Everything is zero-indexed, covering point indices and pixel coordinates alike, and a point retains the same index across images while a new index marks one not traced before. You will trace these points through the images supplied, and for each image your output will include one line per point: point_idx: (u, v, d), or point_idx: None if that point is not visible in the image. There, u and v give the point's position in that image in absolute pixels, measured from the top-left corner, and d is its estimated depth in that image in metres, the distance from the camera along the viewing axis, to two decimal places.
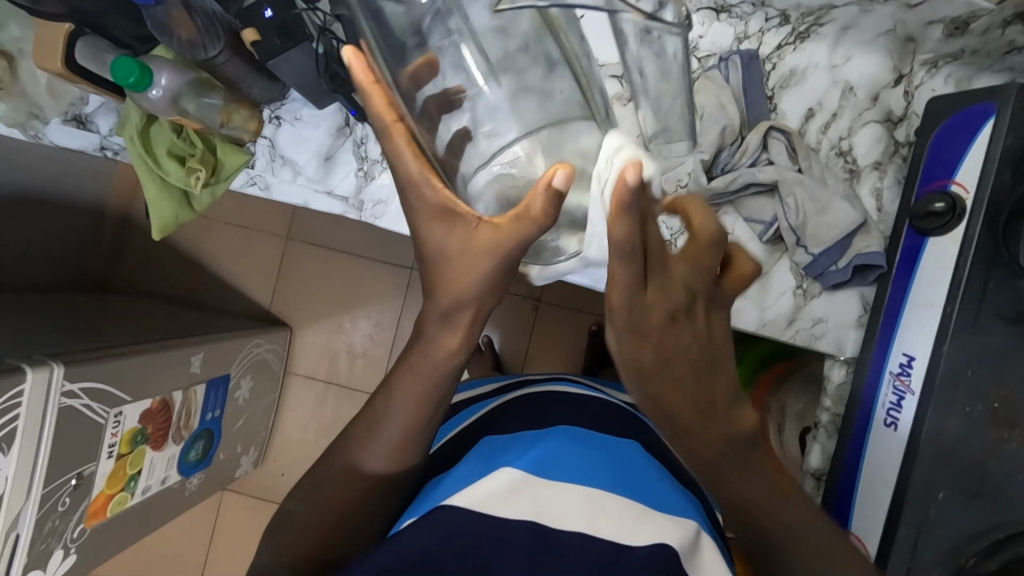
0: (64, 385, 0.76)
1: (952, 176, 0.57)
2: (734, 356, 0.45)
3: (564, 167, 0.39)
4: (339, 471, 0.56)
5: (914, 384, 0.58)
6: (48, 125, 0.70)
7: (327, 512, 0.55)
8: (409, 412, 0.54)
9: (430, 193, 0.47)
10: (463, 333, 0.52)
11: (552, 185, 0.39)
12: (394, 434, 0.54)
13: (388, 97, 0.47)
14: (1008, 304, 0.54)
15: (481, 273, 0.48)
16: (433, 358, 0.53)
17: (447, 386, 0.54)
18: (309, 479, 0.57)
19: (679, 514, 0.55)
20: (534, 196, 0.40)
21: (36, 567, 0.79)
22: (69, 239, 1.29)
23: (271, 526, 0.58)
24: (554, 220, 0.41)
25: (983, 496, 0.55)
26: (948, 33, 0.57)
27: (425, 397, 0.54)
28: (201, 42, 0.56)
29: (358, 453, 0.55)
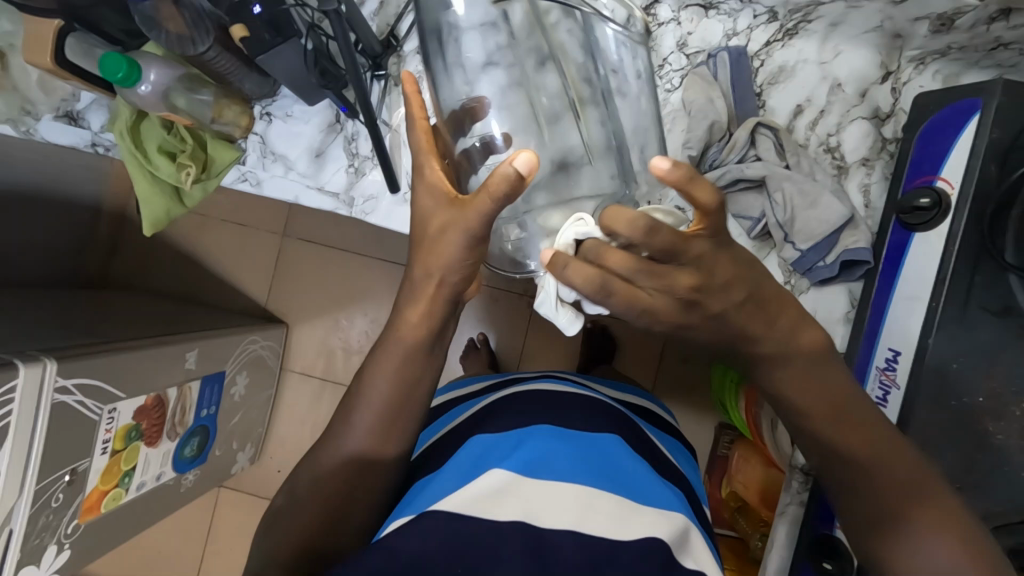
0: (57, 380, 0.76)
1: (939, 172, 0.57)
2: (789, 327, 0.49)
3: (528, 151, 0.39)
4: (325, 463, 0.55)
5: (898, 379, 0.58)
6: (40, 121, 0.71)
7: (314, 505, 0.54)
8: (384, 392, 0.54)
9: (428, 172, 0.48)
10: (424, 307, 0.53)
11: (513, 165, 0.39)
12: (371, 414, 0.54)
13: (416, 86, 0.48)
14: (995, 297, 0.55)
15: (455, 249, 0.47)
16: (403, 338, 0.54)
17: (417, 365, 0.54)
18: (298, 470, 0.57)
19: (669, 511, 0.56)
20: (492, 174, 0.40)
21: (30, 562, 0.80)
22: (65, 237, 1.29)
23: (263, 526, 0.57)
24: (511, 198, 0.41)
25: (969, 489, 0.56)
26: (935, 29, 0.57)
27: (399, 379, 0.54)
28: (190, 36, 0.57)
29: (339, 440, 0.55)
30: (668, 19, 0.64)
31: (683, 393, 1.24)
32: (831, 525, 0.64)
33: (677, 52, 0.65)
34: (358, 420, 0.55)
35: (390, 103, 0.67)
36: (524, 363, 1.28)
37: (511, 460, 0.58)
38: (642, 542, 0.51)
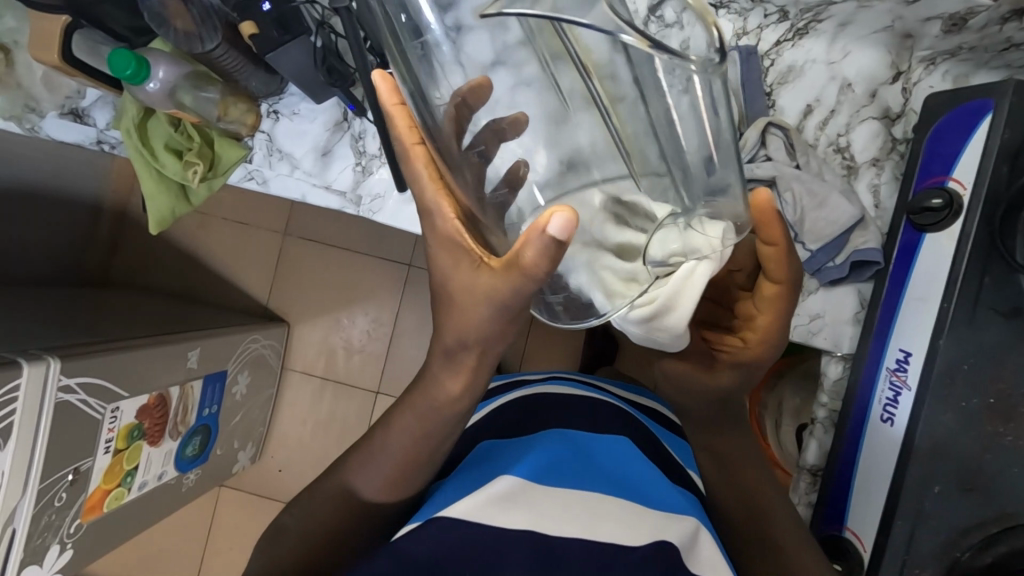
0: (61, 379, 0.76)
1: (949, 172, 0.57)
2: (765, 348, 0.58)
3: (562, 212, 0.38)
4: (331, 493, 0.57)
5: (909, 380, 0.58)
6: (45, 118, 0.69)
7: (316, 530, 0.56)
8: (405, 445, 0.55)
9: (440, 223, 0.48)
10: (459, 377, 0.53)
11: (549, 230, 0.38)
12: (389, 463, 0.55)
13: (409, 117, 0.48)
14: (1005, 299, 0.54)
15: (484, 318, 0.47)
16: (432, 396, 0.54)
17: (443, 426, 0.55)
18: (304, 497, 0.59)
19: (681, 513, 0.56)
20: (530, 237, 0.40)
21: (33, 562, 0.79)
22: (65, 235, 1.28)
23: (264, 538, 0.59)
24: (548, 269, 0.41)
25: (978, 490, 0.55)
26: (946, 29, 0.57)
27: (423, 435, 0.55)
28: (198, 34, 0.56)
29: (350, 478, 0.57)
30: None
31: None
32: (839, 526, 0.64)
33: None
34: (375, 468, 0.55)
35: None
36: (525, 362, 1.28)
37: (521, 466, 0.56)
38: (650, 546, 0.51)
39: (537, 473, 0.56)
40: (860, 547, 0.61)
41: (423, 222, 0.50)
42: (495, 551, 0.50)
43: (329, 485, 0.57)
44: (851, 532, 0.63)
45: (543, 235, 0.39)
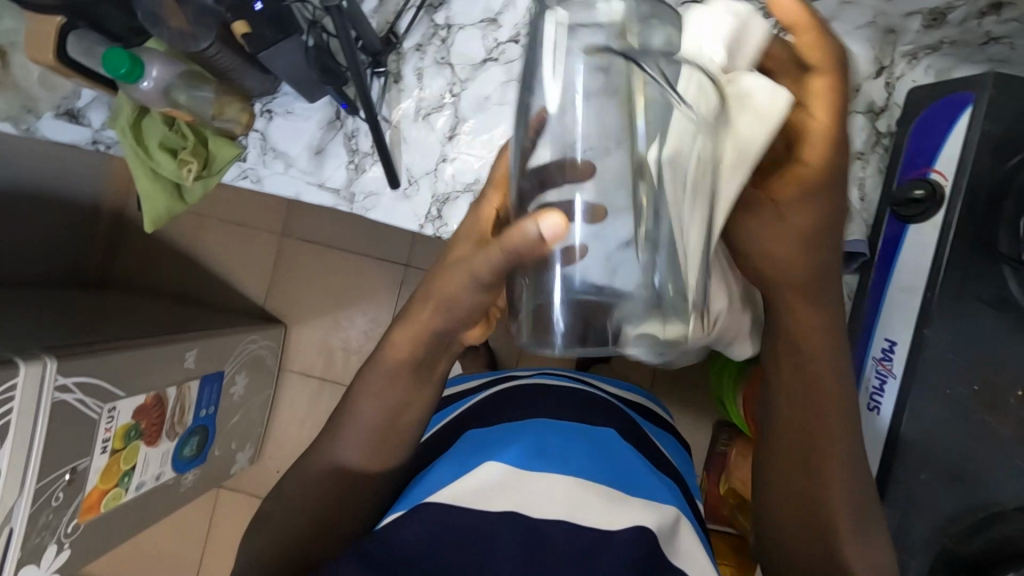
0: (57, 378, 0.77)
1: (931, 164, 0.58)
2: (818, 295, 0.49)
3: (557, 216, 0.36)
4: (316, 472, 0.57)
5: (895, 368, 0.59)
6: (41, 118, 0.71)
7: (302, 512, 0.58)
8: (369, 421, 0.55)
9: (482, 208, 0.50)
10: (417, 338, 0.52)
11: (538, 225, 0.36)
12: (361, 435, 0.56)
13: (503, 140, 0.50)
14: (988, 287, 0.55)
15: (455, 305, 0.48)
16: (392, 365, 0.54)
17: (396, 396, 0.55)
18: (285, 478, 0.60)
19: (661, 502, 0.56)
20: (512, 227, 0.38)
21: (30, 561, 0.80)
22: (63, 237, 1.29)
23: (249, 527, 0.61)
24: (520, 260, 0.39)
25: (965, 477, 0.56)
26: (927, 24, 0.59)
27: (386, 406, 0.55)
28: (193, 34, 0.57)
29: (328, 448, 0.57)
30: None
31: (681, 390, 1.24)
32: None
33: None
34: (348, 444, 0.56)
35: (391, 99, 0.68)
36: (522, 361, 1.28)
37: (506, 453, 0.57)
38: (630, 532, 0.52)
39: (525, 460, 0.57)
40: None
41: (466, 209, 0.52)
42: (486, 536, 0.52)
43: (311, 463, 0.58)
44: None
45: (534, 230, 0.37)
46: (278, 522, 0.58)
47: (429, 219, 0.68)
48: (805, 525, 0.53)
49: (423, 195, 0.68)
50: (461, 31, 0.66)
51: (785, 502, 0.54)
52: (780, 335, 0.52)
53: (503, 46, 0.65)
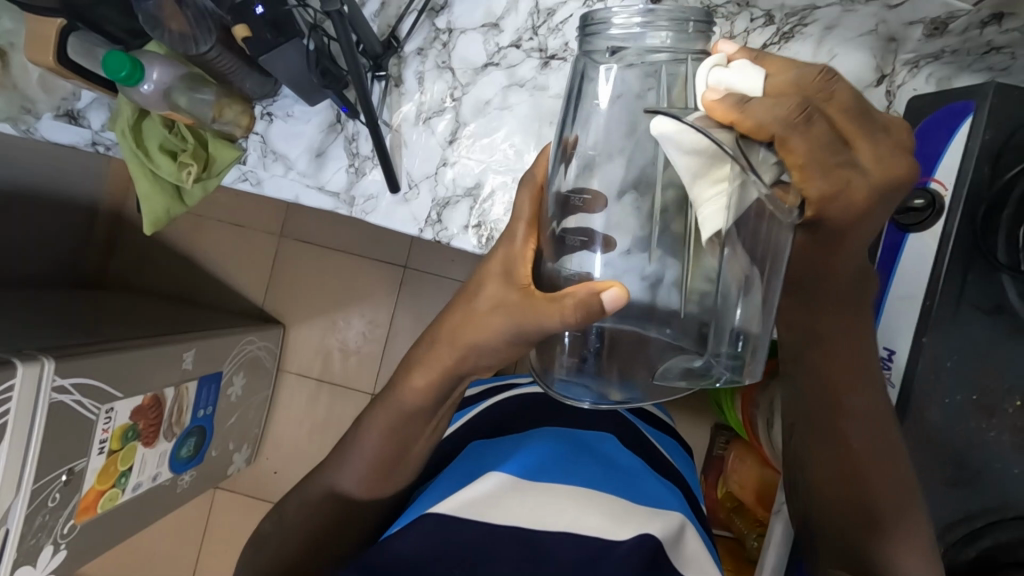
0: (56, 379, 0.76)
1: (932, 173, 0.57)
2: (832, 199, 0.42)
3: (616, 289, 0.38)
4: (319, 495, 0.61)
5: (893, 378, 0.58)
6: (39, 119, 0.70)
7: (302, 530, 0.61)
8: (371, 454, 0.59)
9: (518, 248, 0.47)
10: (432, 378, 0.56)
11: (602, 294, 0.39)
12: (360, 464, 0.59)
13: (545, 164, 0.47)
14: (986, 296, 0.55)
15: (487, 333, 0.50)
16: (404, 404, 0.57)
17: (401, 427, 0.58)
18: (295, 493, 0.64)
19: (664, 509, 0.56)
20: (574, 292, 0.40)
21: (26, 562, 0.79)
22: (60, 235, 1.28)
23: (258, 536, 0.64)
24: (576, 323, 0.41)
25: (962, 484, 0.56)
26: (928, 33, 0.58)
27: (392, 435, 0.58)
28: (193, 35, 0.57)
29: (334, 478, 0.61)
30: None
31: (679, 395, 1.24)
32: None
33: None
34: (350, 469, 0.60)
35: (391, 103, 0.68)
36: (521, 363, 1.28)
37: (510, 464, 0.58)
38: (632, 541, 0.51)
39: (527, 471, 0.57)
40: None
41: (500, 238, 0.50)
42: (489, 546, 0.51)
43: (311, 487, 0.62)
44: None
45: (591, 297, 0.39)
46: (279, 537, 0.62)
47: (429, 223, 0.68)
48: (851, 496, 0.56)
49: (423, 199, 0.68)
50: (462, 35, 0.66)
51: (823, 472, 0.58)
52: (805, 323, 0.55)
53: (504, 51, 0.65)
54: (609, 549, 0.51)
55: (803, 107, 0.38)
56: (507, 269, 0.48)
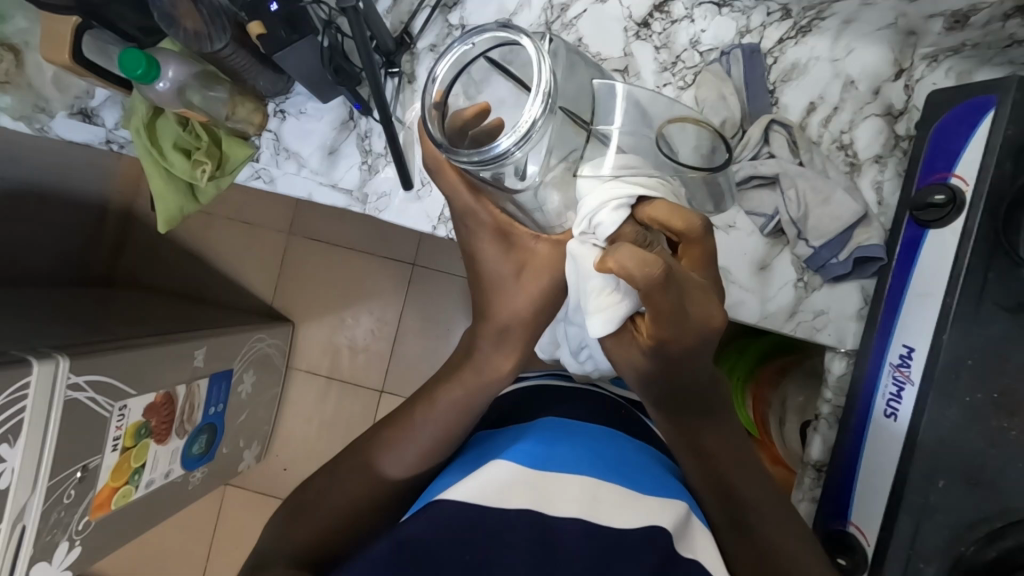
0: (69, 377, 0.76)
1: (953, 168, 0.57)
2: (695, 314, 0.43)
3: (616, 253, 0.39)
4: (362, 468, 0.61)
5: (913, 374, 0.59)
6: (54, 118, 0.70)
7: (342, 502, 0.60)
8: (432, 436, 0.61)
9: (486, 218, 0.52)
10: (515, 353, 0.59)
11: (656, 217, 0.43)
12: (421, 438, 0.61)
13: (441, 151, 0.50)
14: (1009, 294, 0.54)
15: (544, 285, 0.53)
16: (483, 380, 0.60)
17: (465, 404, 0.61)
18: (328, 474, 0.62)
19: (670, 498, 0.56)
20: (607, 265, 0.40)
21: (42, 559, 0.80)
22: (71, 234, 1.29)
23: (282, 516, 0.62)
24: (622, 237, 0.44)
25: (984, 483, 0.56)
26: (948, 27, 0.57)
27: (461, 412, 0.61)
28: (208, 33, 0.57)
29: (381, 453, 0.61)
30: (682, 16, 0.64)
31: None
32: (843, 521, 0.65)
33: (690, 49, 0.64)
34: (406, 450, 0.61)
35: (404, 100, 0.67)
36: None
37: (515, 452, 0.58)
38: (642, 533, 0.51)
39: (531, 460, 0.57)
40: (865, 543, 0.62)
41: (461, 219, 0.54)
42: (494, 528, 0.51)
43: (353, 461, 0.62)
44: (855, 527, 0.63)
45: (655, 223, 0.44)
46: (315, 504, 0.60)
47: (442, 221, 0.68)
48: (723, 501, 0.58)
49: (436, 196, 0.67)
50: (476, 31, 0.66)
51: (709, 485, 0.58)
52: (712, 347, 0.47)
53: None
54: (617, 539, 0.51)
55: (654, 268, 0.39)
56: (510, 237, 0.53)
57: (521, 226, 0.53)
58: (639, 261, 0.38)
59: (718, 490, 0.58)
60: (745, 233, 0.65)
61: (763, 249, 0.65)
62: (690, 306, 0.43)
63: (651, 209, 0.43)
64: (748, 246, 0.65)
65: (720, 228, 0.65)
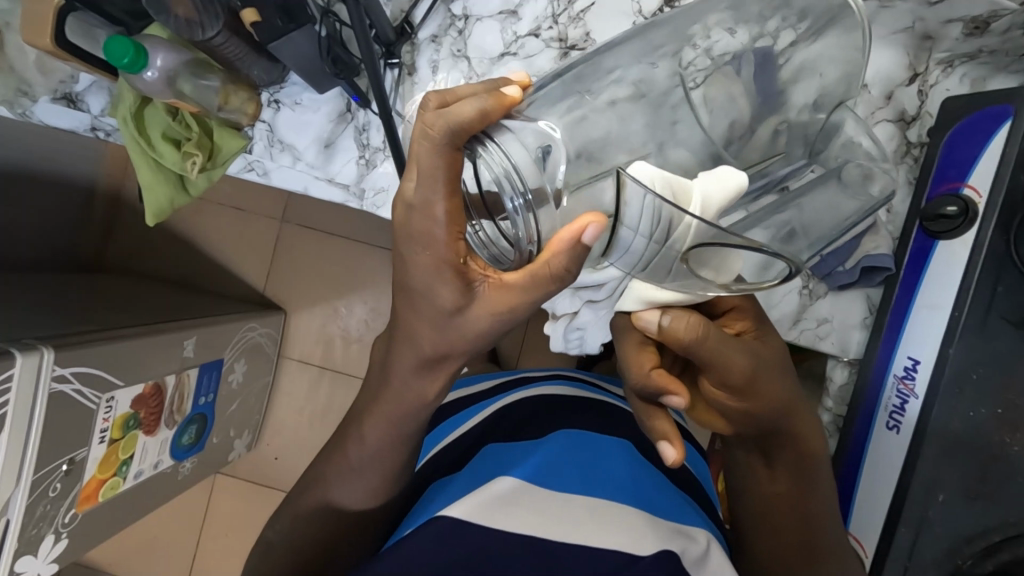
0: (54, 369, 0.74)
1: (965, 179, 0.56)
2: (764, 387, 0.51)
3: (595, 221, 0.38)
4: (325, 504, 0.61)
5: (918, 388, 0.58)
6: (36, 103, 0.68)
7: (308, 543, 0.61)
8: (395, 439, 0.57)
9: (441, 242, 0.43)
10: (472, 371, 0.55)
11: (579, 239, 0.38)
12: (372, 477, 0.59)
13: (464, 107, 0.38)
14: (1016, 308, 0.53)
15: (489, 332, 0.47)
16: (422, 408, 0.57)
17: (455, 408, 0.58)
18: (291, 511, 0.63)
19: (690, 529, 0.55)
20: (553, 250, 0.39)
21: (26, 552, 0.78)
22: (57, 218, 1.26)
23: (258, 555, 0.63)
24: (576, 270, 0.40)
25: (984, 498, 0.55)
26: (968, 31, 0.56)
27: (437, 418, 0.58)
28: (199, 21, 0.55)
29: (338, 487, 0.60)
30: None
31: None
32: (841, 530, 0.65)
33: None
34: (361, 479, 0.59)
35: (404, 93, 0.65)
36: (524, 357, 1.27)
37: (522, 468, 0.58)
38: (655, 559, 0.49)
39: (537, 475, 0.58)
40: (862, 553, 0.62)
41: (406, 216, 0.43)
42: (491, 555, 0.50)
43: (324, 474, 0.62)
44: (852, 537, 0.64)
45: (580, 254, 0.39)
46: (291, 548, 0.62)
47: None
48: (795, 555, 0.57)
49: None
50: (478, 22, 0.64)
51: (775, 522, 0.58)
52: (716, 380, 0.51)
53: (522, 40, 0.63)
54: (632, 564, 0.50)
55: (743, 364, 0.49)
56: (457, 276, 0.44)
57: (474, 260, 0.45)
58: (733, 368, 0.49)
59: (783, 470, 0.57)
60: None
61: None
62: (755, 382, 0.50)
63: (727, 363, 0.49)
64: None
65: None
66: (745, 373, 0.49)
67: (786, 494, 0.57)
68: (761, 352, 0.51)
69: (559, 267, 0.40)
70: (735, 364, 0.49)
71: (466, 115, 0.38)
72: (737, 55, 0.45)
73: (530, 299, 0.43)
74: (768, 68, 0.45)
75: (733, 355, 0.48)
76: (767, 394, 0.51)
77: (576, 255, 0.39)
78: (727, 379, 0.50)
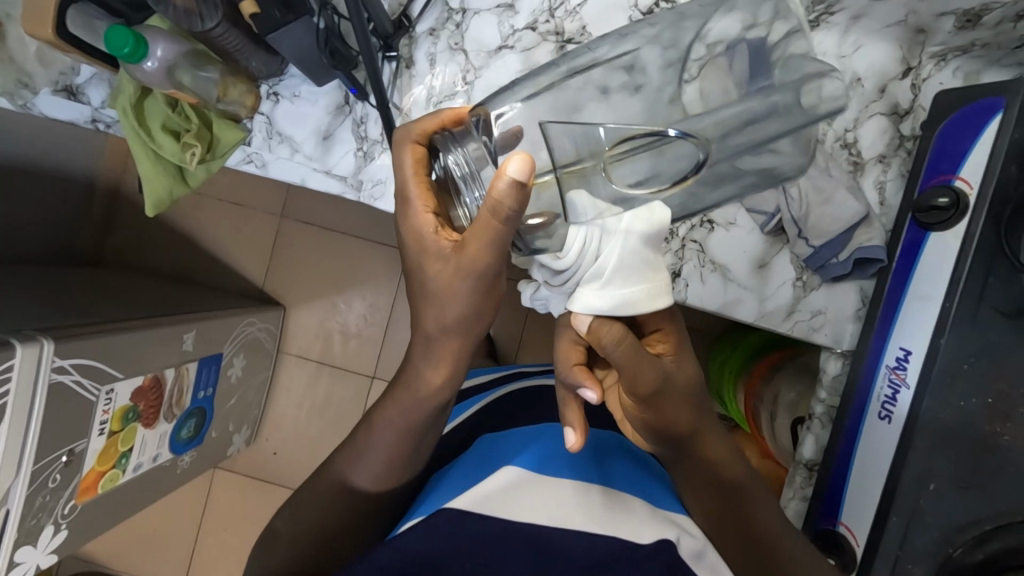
0: (54, 361, 0.75)
1: (957, 171, 0.56)
2: (670, 401, 0.53)
3: (519, 155, 0.39)
4: (329, 489, 0.62)
5: (909, 377, 0.58)
6: (37, 95, 0.68)
7: (305, 529, 0.61)
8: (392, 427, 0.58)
9: (416, 217, 0.49)
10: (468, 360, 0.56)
11: (507, 177, 0.39)
12: (372, 461, 0.60)
13: (434, 120, 0.50)
14: (1009, 299, 0.53)
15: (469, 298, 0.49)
16: (417, 394, 0.57)
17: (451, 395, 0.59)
18: (295, 498, 0.64)
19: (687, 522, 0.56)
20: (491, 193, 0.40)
21: (27, 542, 0.79)
22: (58, 212, 1.26)
23: (260, 546, 0.63)
24: (520, 211, 0.41)
25: (975, 488, 0.55)
26: (960, 25, 0.57)
27: (434, 406, 0.59)
28: (198, 11, 0.55)
29: (346, 472, 0.61)
30: None
31: None
32: (833, 521, 0.65)
33: None
34: (366, 461, 0.60)
35: (402, 85, 0.66)
36: (522, 353, 1.27)
37: (523, 457, 0.58)
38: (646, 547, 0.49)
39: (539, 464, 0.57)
40: (854, 543, 0.62)
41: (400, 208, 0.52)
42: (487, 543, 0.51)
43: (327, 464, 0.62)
44: (845, 527, 0.63)
45: (517, 193, 0.40)
46: (290, 538, 0.62)
47: None
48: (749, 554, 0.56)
49: None
50: (476, 16, 0.64)
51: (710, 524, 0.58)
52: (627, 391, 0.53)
53: (519, 33, 0.64)
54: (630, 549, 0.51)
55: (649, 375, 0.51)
56: (427, 243, 0.49)
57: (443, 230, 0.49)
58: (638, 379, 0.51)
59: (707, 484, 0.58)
60: (745, 227, 0.64)
61: (762, 248, 0.64)
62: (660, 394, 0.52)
63: (633, 375, 0.50)
64: (748, 245, 0.64)
65: (721, 224, 0.64)
66: (650, 387, 0.51)
67: (714, 504, 0.58)
68: (675, 371, 0.54)
69: (495, 204, 0.41)
70: (642, 376, 0.51)
71: (433, 126, 0.50)
72: (731, 44, 0.46)
73: (489, 249, 0.45)
74: (760, 58, 0.45)
75: (639, 366, 0.50)
76: (672, 407, 0.54)
77: (509, 194, 0.39)
78: (635, 389, 0.52)
